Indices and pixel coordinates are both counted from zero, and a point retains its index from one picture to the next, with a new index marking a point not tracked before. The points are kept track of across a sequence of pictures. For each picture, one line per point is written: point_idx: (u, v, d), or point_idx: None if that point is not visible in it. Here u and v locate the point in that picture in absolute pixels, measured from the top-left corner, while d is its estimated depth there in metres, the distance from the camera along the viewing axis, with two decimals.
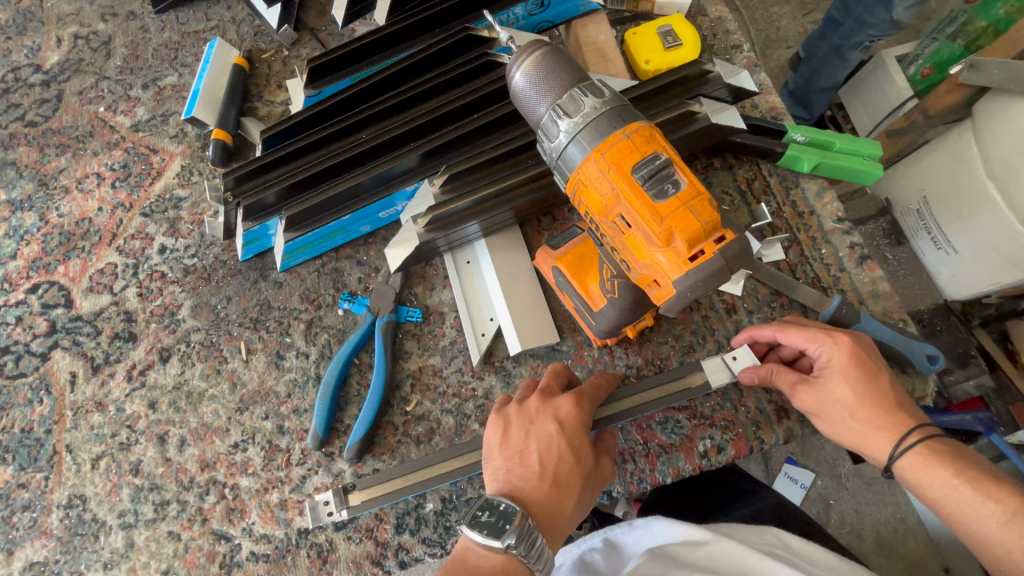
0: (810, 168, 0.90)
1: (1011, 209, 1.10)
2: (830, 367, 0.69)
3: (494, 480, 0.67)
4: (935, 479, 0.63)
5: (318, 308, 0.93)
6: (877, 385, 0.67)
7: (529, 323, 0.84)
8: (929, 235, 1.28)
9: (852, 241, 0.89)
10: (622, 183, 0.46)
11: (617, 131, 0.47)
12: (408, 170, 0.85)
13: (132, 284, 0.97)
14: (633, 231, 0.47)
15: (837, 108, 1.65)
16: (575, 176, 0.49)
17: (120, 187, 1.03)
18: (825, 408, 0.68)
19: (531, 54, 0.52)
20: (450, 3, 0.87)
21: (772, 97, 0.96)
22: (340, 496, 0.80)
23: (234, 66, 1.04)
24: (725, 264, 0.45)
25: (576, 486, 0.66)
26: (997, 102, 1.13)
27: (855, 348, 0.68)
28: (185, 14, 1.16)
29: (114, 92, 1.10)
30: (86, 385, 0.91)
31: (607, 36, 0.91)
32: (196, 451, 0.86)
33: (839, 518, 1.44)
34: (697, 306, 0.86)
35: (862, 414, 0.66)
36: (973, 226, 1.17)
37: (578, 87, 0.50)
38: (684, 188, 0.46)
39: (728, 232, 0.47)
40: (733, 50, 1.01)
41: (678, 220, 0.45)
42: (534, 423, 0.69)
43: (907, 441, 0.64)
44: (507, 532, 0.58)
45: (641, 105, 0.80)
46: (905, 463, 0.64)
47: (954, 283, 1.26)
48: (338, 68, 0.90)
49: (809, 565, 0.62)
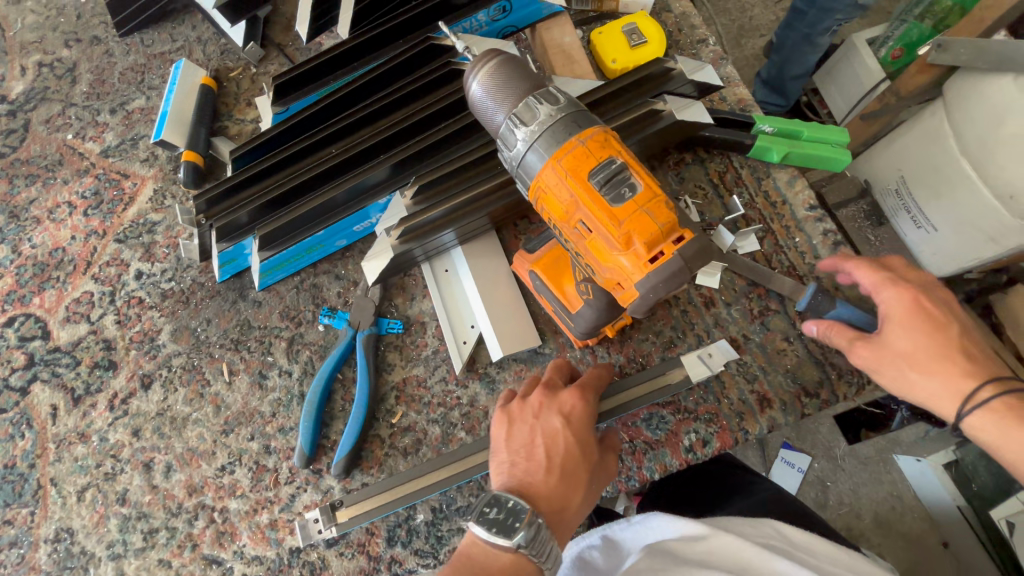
0: (779, 159, 0.90)
1: (986, 185, 1.11)
2: (890, 317, 0.65)
3: (499, 475, 0.67)
4: (1013, 439, 0.56)
5: (299, 325, 0.93)
6: (945, 336, 0.62)
7: (510, 328, 0.84)
8: (908, 215, 1.30)
9: (825, 228, 0.90)
10: (579, 189, 0.46)
11: (572, 138, 0.47)
12: (379, 182, 0.85)
13: (110, 312, 0.96)
14: (594, 235, 0.47)
15: (813, 93, 1.67)
16: (534, 182, 0.49)
17: (93, 214, 1.02)
18: (883, 362, 0.64)
19: (485, 64, 0.53)
20: (412, 13, 0.87)
21: (740, 89, 0.97)
22: (328, 513, 0.80)
23: (202, 87, 1.04)
24: (683, 264, 0.44)
25: (582, 481, 0.65)
26: (971, 80, 1.12)
27: (921, 297, 0.64)
28: (150, 36, 1.15)
29: (82, 118, 1.09)
30: (68, 417, 0.90)
31: (571, 38, 0.91)
32: (183, 476, 0.86)
33: (837, 500, 1.45)
34: (675, 301, 0.87)
35: (924, 366, 0.61)
36: (952, 204, 1.19)
37: (534, 95, 0.50)
38: (641, 191, 0.46)
39: (689, 231, 0.47)
40: (698, 45, 1.02)
41: (635, 223, 0.45)
42: (539, 417, 0.69)
43: (977, 398, 0.58)
44: (517, 530, 0.57)
45: (605, 106, 0.80)
46: (976, 422, 0.58)
47: (936, 260, 1.27)
48: (304, 85, 0.90)
49: (807, 559, 0.62)
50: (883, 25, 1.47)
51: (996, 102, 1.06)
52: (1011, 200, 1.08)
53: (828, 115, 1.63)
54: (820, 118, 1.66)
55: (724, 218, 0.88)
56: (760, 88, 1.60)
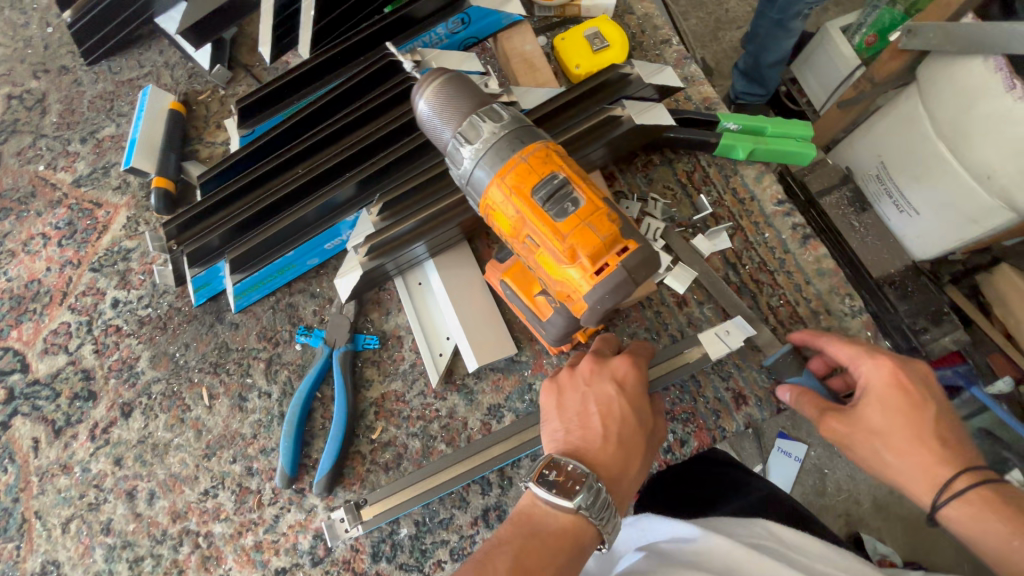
0: (745, 155, 0.91)
1: (964, 167, 1.12)
2: (868, 391, 0.63)
3: (551, 441, 0.68)
4: (993, 536, 0.53)
5: (276, 345, 0.93)
6: (920, 416, 0.59)
7: (484, 338, 0.84)
8: (891, 199, 1.29)
9: (794, 222, 0.90)
10: (523, 206, 0.46)
11: (514, 155, 0.48)
12: (347, 200, 0.86)
13: (88, 341, 0.96)
14: (543, 249, 0.48)
15: (791, 82, 1.67)
16: (484, 199, 0.50)
17: (67, 245, 1.03)
18: (857, 439, 0.62)
19: (432, 82, 0.54)
20: (370, 30, 0.88)
21: (704, 88, 0.98)
22: (354, 512, 0.81)
23: (170, 112, 1.04)
24: (627, 276, 0.45)
25: (638, 450, 0.66)
26: (940, 65, 1.12)
27: (902, 372, 0.62)
28: (118, 63, 1.15)
29: (53, 149, 1.09)
30: (49, 449, 0.90)
31: (533, 46, 0.92)
32: (167, 503, 0.86)
33: (834, 487, 1.43)
34: (648, 302, 0.87)
35: (898, 447, 0.59)
36: (931, 188, 1.19)
37: (476, 112, 0.50)
38: (584, 204, 0.46)
39: (634, 239, 0.47)
40: (662, 45, 1.03)
41: (579, 238, 0.45)
42: (591, 385, 0.69)
43: (952, 486, 0.56)
44: (576, 492, 0.58)
45: (565, 114, 0.81)
46: (952, 512, 0.55)
47: (920, 244, 1.27)
48: (267, 107, 0.90)
49: (798, 559, 0.61)
50: (855, 12, 1.47)
51: (966, 86, 1.07)
52: (988, 179, 1.09)
53: (807, 103, 1.62)
54: (799, 108, 1.64)
55: (692, 218, 0.90)
56: (738, 80, 1.60)
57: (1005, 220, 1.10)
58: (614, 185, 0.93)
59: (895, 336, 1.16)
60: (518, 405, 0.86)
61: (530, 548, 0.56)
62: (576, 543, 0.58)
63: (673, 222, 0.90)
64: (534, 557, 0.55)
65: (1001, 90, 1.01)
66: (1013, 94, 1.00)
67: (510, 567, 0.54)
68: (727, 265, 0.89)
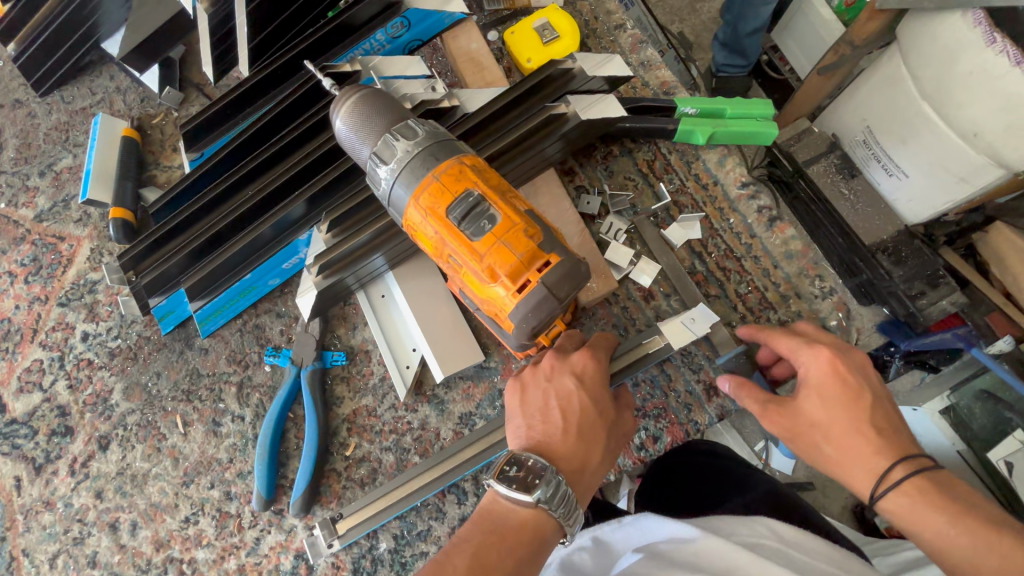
0: (705, 139, 0.87)
1: (948, 125, 1.00)
2: (806, 382, 0.62)
3: (515, 438, 0.64)
4: (926, 525, 0.52)
5: (246, 368, 0.92)
6: (858, 407, 0.58)
7: (450, 348, 0.83)
8: (879, 164, 1.17)
9: (759, 205, 0.89)
10: (442, 226, 0.53)
11: (428, 175, 0.54)
12: (298, 219, 0.85)
13: (62, 377, 0.96)
14: (468, 268, 0.55)
15: (772, 49, 1.59)
16: (406, 218, 0.56)
17: (34, 281, 1.02)
18: (797, 431, 0.60)
19: (348, 101, 0.59)
20: (308, 42, 0.86)
21: (661, 73, 0.96)
22: (329, 527, 0.81)
23: (124, 138, 1.03)
24: (546, 292, 0.51)
25: (600, 441, 0.63)
26: (921, 21, 0.99)
27: (839, 361, 0.60)
28: (71, 91, 1.13)
29: (13, 185, 1.08)
30: (32, 487, 0.91)
31: (479, 44, 0.91)
32: (150, 532, 0.86)
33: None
34: (615, 298, 0.86)
35: (837, 440, 0.58)
36: (919, 147, 1.08)
37: (390, 132, 0.57)
38: (500, 222, 0.52)
39: (555, 254, 0.53)
40: (617, 30, 1.00)
41: (496, 255, 0.52)
42: (552, 380, 0.66)
43: (890, 478, 0.54)
44: (536, 487, 0.55)
45: (504, 117, 0.81)
46: (889, 504, 0.54)
47: (912, 208, 1.15)
48: (213, 129, 0.91)
49: (797, 559, 0.54)
50: None
51: (944, 44, 0.95)
52: (975, 138, 0.97)
53: (790, 70, 1.56)
54: (782, 76, 1.58)
55: (653, 207, 0.88)
56: (717, 52, 1.47)
57: (995, 177, 0.99)
58: (575, 180, 0.91)
59: (892, 303, 1.09)
60: (489, 412, 0.85)
61: (488, 545, 0.53)
62: (536, 538, 0.55)
63: (637, 213, 0.88)
64: (492, 554, 0.52)
65: (981, 44, 0.90)
66: (993, 49, 0.88)
67: (467, 565, 0.50)
68: (693, 255, 0.87)
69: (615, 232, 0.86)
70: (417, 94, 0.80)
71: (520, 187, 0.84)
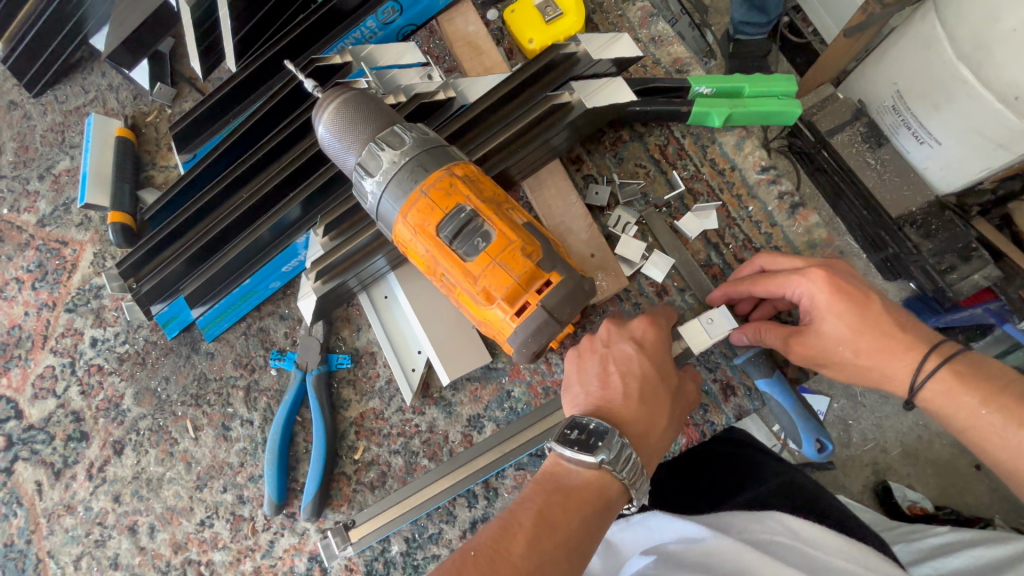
0: (722, 122, 0.81)
1: (990, 88, 0.88)
2: (815, 307, 0.63)
3: (573, 409, 0.62)
4: (959, 408, 0.55)
5: (252, 372, 0.91)
6: (871, 314, 0.60)
7: (457, 349, 0.81)
8: (908, 131, 1.04)
9: (779, 190, 0.85)
10: (435, 245, 0.58)
11: (415, 190, 0.58)
12: (295, 221, 0.83)
13: (74, 383, 0.96)
14: (461, 288, 0.59)
15: (794, 10, 1.40)
16: (396, 234, 0.61)
17: (41, 287, 1.01)
18: (827, 355, 0.63)
19: (328, 108, 0.62)
20: (300, 29, 0.83)
21: (674, 48, 0.90)
22: (341, 534, 0.81)
23: (118, 139, 1.00)
24: (544, 316, 0.56)
25: (664, 406, 0.60)
26: None
27: (835, 278, 0.62)
28: (63, 91, 1.10)
29: (13, 190, 1.06)
30: (52, 491, 0.92)
31: (476, 27, 0.85)
32: (167, 535, 0.88)
33: (861, 439, 1.10)
34: (625, 295, 0.82)
35: (867, 352, 0.59)
36: (955, 112, 0.95)
37: (375, 142, 0.60)
38: (493, 241, 0.57)
39: (555, 274, 0.58)
40: (624, 4, 0.93)
41: (491, 275, 0.56)
42: (610, 346, 0.64)
43: (925, 369, 0.57)
44: (599, 448, 0.52)
45: (497, 112, 0.77)
46: (928, 393, 0.57)
47: (944, 176, 1.03)
48: (204, 129, 0.88)
49: (815, 558, 0.51)
50: None
51: None
52: (1017, 101, 0.86)
53: (813, 33, 1.38)
54: (805, 39, 1.39)
55: (666, 197, 0.84)
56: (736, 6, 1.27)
57: None
58: (582, 168, 0.86)
59: (918, 277, 1.04)
60: (498, 414, 0.83)
61: (554, 503, 0.50)
62: (603, 498, 0.52)
63: (647, 204, 0.84)
64: (559, 513, 0.50)
65: None
66: None
67: (532, 526, 0.48)
68: (709, 246, 0.83)
69: (624, 225, 0.82)
70: (413, 85, 0.75)
71: (523, 179, 0.80)
